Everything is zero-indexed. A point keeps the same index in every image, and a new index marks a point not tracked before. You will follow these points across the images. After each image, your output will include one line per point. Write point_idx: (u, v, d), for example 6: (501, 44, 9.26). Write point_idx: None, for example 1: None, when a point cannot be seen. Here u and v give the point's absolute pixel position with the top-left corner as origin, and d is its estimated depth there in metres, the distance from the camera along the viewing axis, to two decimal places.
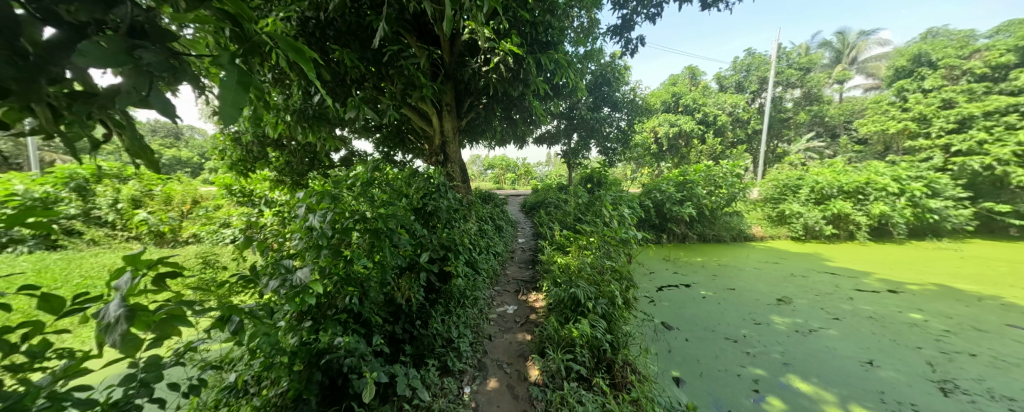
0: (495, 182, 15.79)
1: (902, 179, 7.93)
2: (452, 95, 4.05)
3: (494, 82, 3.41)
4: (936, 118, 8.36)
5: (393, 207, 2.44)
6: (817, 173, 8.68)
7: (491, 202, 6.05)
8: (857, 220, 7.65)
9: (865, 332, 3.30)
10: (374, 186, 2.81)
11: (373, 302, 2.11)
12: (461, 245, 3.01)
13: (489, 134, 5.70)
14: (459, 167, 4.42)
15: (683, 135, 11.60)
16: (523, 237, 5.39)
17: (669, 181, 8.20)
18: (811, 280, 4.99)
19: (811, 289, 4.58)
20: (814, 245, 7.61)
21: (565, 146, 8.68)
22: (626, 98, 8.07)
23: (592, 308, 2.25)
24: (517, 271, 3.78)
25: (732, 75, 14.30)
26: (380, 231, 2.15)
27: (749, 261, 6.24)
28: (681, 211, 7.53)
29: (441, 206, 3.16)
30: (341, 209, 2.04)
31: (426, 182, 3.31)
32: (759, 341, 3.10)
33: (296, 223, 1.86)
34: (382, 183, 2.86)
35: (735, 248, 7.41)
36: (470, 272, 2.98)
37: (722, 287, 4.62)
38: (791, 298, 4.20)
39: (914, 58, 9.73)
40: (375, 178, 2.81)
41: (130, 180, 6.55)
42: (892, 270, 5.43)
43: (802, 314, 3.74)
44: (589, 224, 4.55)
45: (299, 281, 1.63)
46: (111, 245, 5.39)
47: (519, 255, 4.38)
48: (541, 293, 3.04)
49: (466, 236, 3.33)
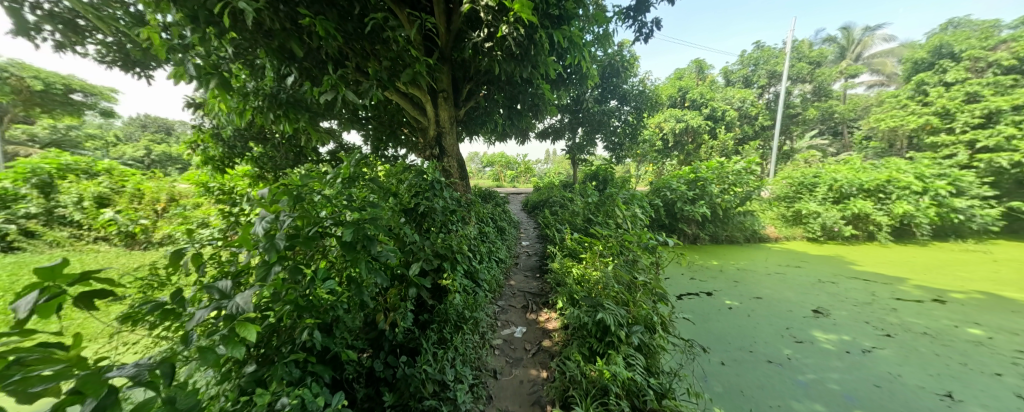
0: (495, 180, 15.30)
1: (925, 177, 7.50)
2: (450, 80, 3.60)
3: (499, 61, 2.97)
4: (960, 112, 7.92)
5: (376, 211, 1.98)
6: (833, 171, 8.26)
7: (492, 201, 5.58)
8: (877, 220, 7.23)
9: (925, 352, 2.87)
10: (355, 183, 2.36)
11: (345, 332, 1.65)
12: (458, 252, 2.56)
13: (489, 126, 5.26)
14: (458, 164, 3.94)
15: (690, 131, 11.15)
16: (526, 240, 4.92)
17: (680, 178, 7.74)
18: (843, 287, 4.56)
19: (847, 298, 4.13)
20: (833, 246, 7.19)
21: (569, 141, 8.21)
22: (635, 90, 7.62)
23: (623, 338, 1.78)
24: (522, 282, 3.31)
25: (739, 69, 13.87)
26: (356, 241, 1.68)
27: (769, 265, 5.80)
28: (692, 210, 7.09)
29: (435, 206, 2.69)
30: (305, 214, 1.60)
31: (419, 176, 2.82)
32: (807, 365, 2.66)
33: (239, 231, 1.41)
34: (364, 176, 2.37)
35: (750, 251, 6.99)
36: (470, 286, 2.52)
37: (748, 296, 4.16)
38: (829, 310, 3.75)
39: (934, 50, 9.30)
40: (359, 173, 2.36)
41: (100, 177, 6.04)
42: (929, 276, 4.98)
43: (846, 328, 3.30)
44: (602, 226, 4.11)
45: (239, 311, 1.20)
46: (74, 247, 4.90)
47: (524, 262, 3.92)
48: (554, 311, 2.58)
49: (466, 242, 2.87)
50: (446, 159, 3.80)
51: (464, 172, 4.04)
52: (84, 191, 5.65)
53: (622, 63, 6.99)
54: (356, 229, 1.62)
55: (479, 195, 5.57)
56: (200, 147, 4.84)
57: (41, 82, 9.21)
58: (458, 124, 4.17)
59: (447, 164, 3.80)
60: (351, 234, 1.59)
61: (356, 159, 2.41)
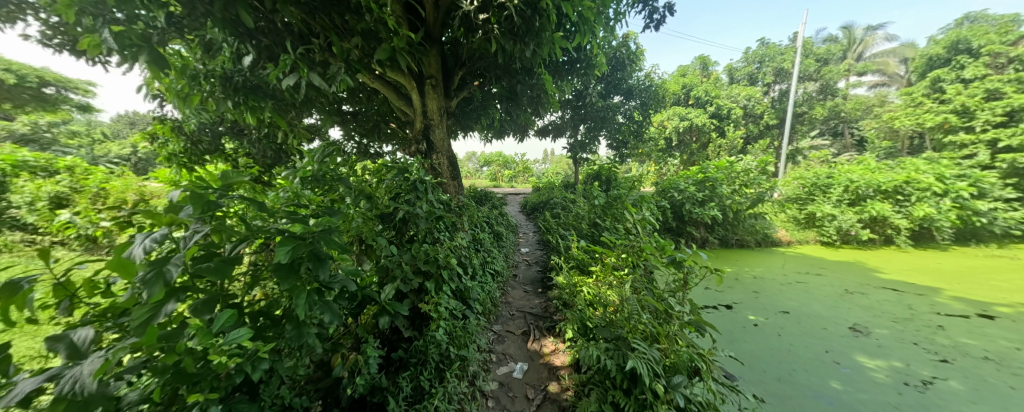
0: (491, 180, 14.74)
1: (946, 177, 7.10)
2: (439, 65, 3.14)
3: (496, 36, 2.59)
4: (981, 110, 7.53)
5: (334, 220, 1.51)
6: (847, 171, 7.86)
7: (488, 203, 5.12)
8: (896, 223, 6.84)
9: (997, 384, 2.44)
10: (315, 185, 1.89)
11: (277, 394, 1.21)
12: (445, 268, 2.13)
13: (484, 120, 4.81)
14: (449, 163, 3.47)
15: (694, 130, 10.77)
16: (526, 246, 4.46)
17: (688, 179, 7.31)
18: (874, 299, 4.14)
19: (883, 312, 3.71)
20: (849, 251, 6.79)
21: (571, 139, 7.76)
22: (641, 84, 7.16)
23: (659, 395, 1.33)
24: (521, 299, 2.86)
25: (743, 67, 13.47)
26: (298, 264, 1.20)
27: (786, 272, 5.39)
28: (702, 213, 6.66)
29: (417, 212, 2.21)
30: (219, 227, 1.11)
31: (400, 175, 2.36)
32: (866, 405, 2.21)
33: (108, 254, 0.94)
34: (326, 175, 1.90)
35: (762, 256, 6.60)
36: (459, 310, 2.06)
37: (774, 310, 3.72)
38: (868, 328, 3.31)
39: (950, 46, 8.92)
40: (319, 171, 1.89)
41: (59, 175, 5.53)
42: (962, 286, 4.59)
43: (895, 352, 2.86)
44: (610, 233, 3.65)
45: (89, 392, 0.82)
46: (20, 253, 4.39)
47: (524, 273, 3.46)
48: (561, 341, 2.14)
49: (456, 254, 2.42)
50: (436, 157, 3.33)
51: (456, 172, 3.58)
52: (39, 190, 5.15)
53: (629, 56, 6.52)
54: (294, 245, 1.15)
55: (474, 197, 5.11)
56: (155, 141, 4.20)
57: (11, 75, 8.68)
58: (449, 117, 3.72)
59: (437, 163, 3.33)
60: (285, 255, 1.12)
61: (318, 154, 1.94)
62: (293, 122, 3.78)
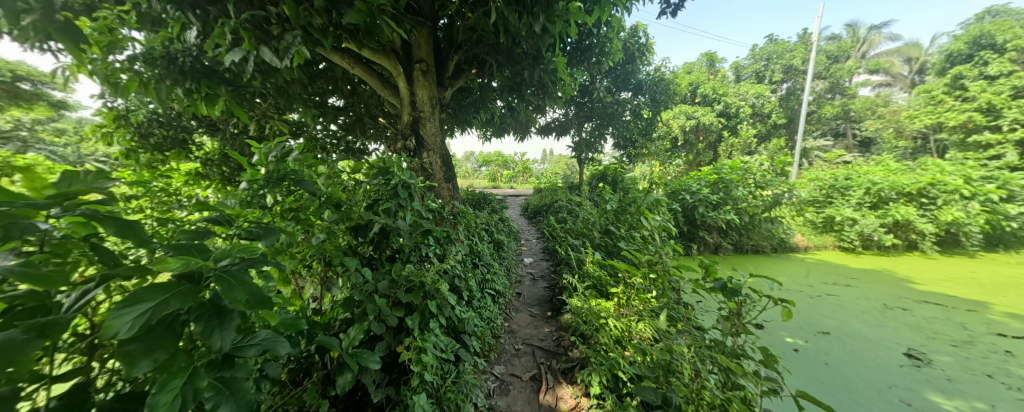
0: (490, 181, 14.27)
1: (973, 179, 6.66)
2: (429, 47, 2.67)
3: (499, 8, 2.15)
4: (1009, 108, 7.11)
5: (271, 242, 1.06)
6: (866, 173, 7.44)
7: (486, 208, 4.65)
8: (921, 228, 6.42)
9: None
10: (264, 191, 1.46)
11: None
12: (433, 298, 1.67)
13: (483, 116, 4.34)
14: (444, 164, 2.98)
15: (701, 128, 10.34)
16: (529, 256, 3.98)
17: (700, 180, 6.86)
18: (920, 316, 3.69)
19: (938, 334, 3.27)
20: (872, 257, 6.35)
21: (575, 137, 7.30)
22: (651, 79, 6.69)
23: None
24: (528, 325, 2.41)
25: (750, 64, 13.05)
26: (173, 325, 0.74)
27: (811, 282, 4.96)
28: (717, 217, 6.22)
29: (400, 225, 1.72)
30: (29, 273, 0.67)
31: (380, 176, 1.87)
32: None
33: None
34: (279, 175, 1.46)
35: (779, 262, 6.19)
36: (451, 351, 1.61)
37: (813, 330, 3.27)
38: (926, 355, 2.88)
39: (972, 41, 8.52)
40: (271, 174, 1.45)
41: None
42: (1009, 299, 4.18)
43: (973, 391, 2.42)
44: (630, 245, 3.17)
45: None
46: None
47: (530, 291, 2.99)
48: (582, 395, 1.68)
49: (449, 276, 1.96)
50: (429, 158, 2.85)
51: (452, 175, 3.10)
52: None
53: (639, 48, 6.05)
54: (161, 300, 0.70)
55: (470, 200, 4.65)
56: (105, 134, 3.64)
57: None
58: (443, 111, 3.25)
59: (428, 164, 2.85)
60: (131, 322, 0.66)
61: (271, 149, 1.50)
62: (265, 115, 3.30)
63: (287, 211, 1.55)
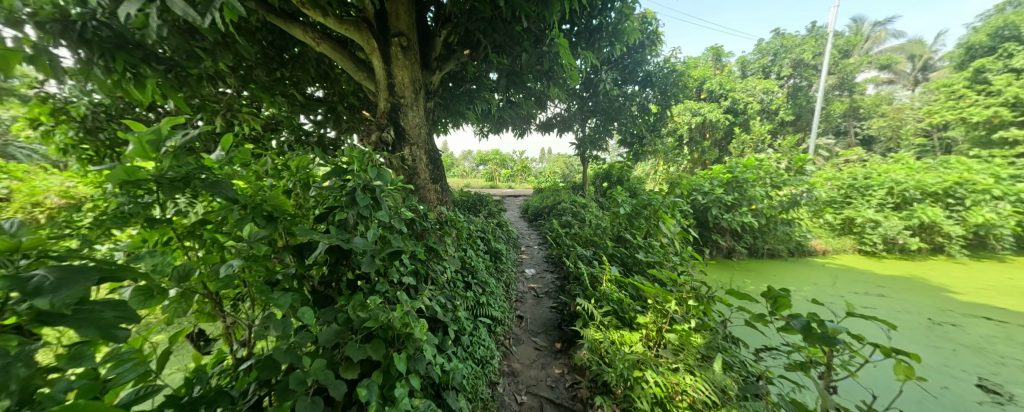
0: (488, 180, 13.75)
1: (1003, 178, 6.23)
2: (410, 17, 2.17)
3: None
4: None
5: (62, 300, 0.59)
6: (887, 171, 7.00)
7: (482, 211, 4.16)
8: (949, 231, 6.00)
9: None
10: (156, 199, 1.05)
11: None
12: (404, 349, 1.20)
13: (477, 108, 3.86)
14: (430, 162, 2.49)
15: (707, 126, 9.91)
16: (531, 267, 3.49)
17: (712, 179, 6.38)
18: (975, 334, 3.25)
19: (1006, 359, 2.82)
20: (897, 262, 5.91)
21: (577, 134, 6.82)
22: (662, 71, 6.09)
23: None
24: (533, 364, 1.95)
25: (757, 59, 12.56)
26: None
27: (840, 292, 4.52)
28: (733, 219, 5.75)
29: (355, 243, 1.21)
30: None
31: (333, 176, 1.39)
32: None
33: None
34: (176, 174, 1.04)
35: (797, 268, 5.76)
36: None
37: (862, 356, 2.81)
38: (1003, 387, 2.44)
39: (994, 33, 8.11)
40: (164, 174, 1.03)
41: None
42: None
43: None
44: (649, 257, 2.69)
45: None
46: None
47: (533, 314, 2.49)
48: None
49: (430, 308, 1.49)
50: (411, 154, 2.35)
51: (440, 174, 2.62)
52: None
53: (649, 36, 5.53)
54: None
55: (461, 201, 3.96)
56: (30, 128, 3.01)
57: None
58: (432, 99, 2.78)
59: (411, 162, 2.35)
60: None
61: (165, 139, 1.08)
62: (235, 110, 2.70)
63: (198, 225, 1.12)
